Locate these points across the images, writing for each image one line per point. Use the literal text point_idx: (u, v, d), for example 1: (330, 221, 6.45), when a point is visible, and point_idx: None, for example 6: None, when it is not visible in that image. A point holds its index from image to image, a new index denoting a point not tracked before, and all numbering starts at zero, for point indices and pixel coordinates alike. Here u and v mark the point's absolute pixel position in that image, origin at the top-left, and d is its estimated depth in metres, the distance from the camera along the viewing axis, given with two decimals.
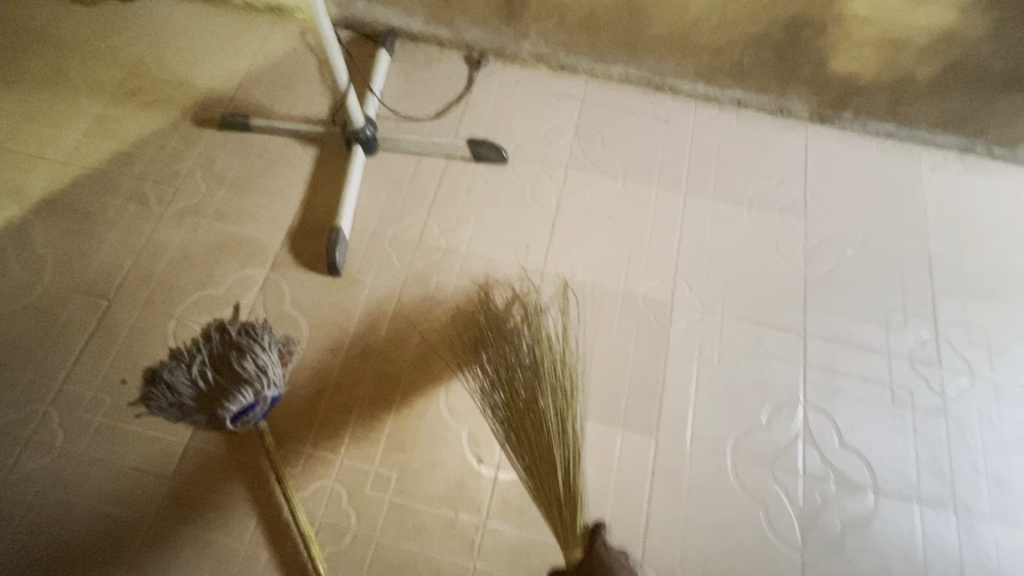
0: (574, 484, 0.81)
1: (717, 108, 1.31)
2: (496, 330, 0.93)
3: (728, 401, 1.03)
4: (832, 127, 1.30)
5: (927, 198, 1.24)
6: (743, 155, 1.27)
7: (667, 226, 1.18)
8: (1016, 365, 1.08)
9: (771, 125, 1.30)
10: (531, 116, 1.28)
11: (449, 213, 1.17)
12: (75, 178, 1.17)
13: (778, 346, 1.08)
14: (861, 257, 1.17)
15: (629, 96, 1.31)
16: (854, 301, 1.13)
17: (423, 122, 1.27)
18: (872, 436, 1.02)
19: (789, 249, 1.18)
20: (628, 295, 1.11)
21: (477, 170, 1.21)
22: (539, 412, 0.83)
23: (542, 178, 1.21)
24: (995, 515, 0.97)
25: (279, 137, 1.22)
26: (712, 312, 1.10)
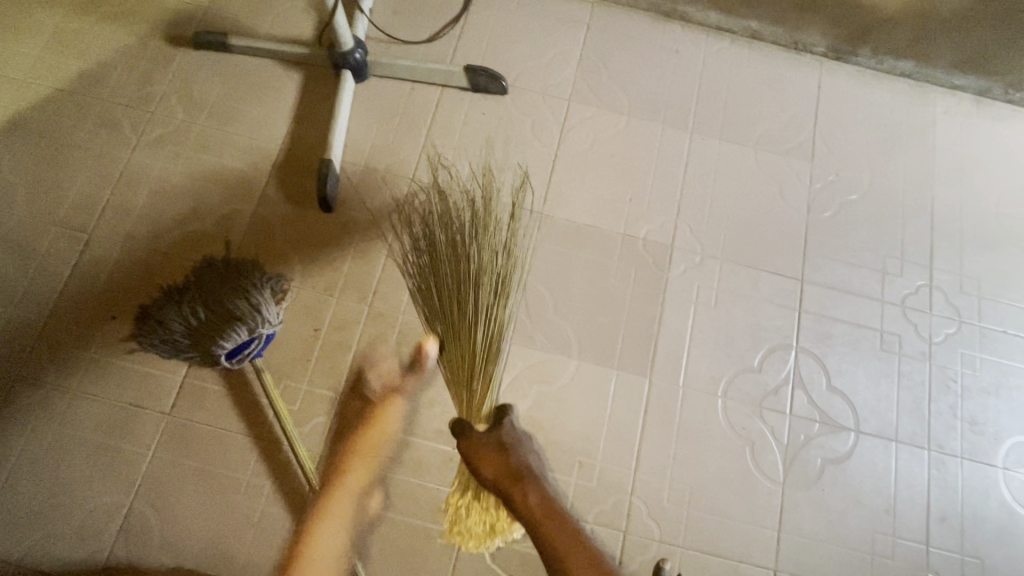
0: (491, 359, 0.87)
1: (729, 40, 1.24)
2: (444, 225, 0.93)
3: (723, 344, 1.04)
4: (847, 64, 1.24)
5: (937, 142, 1.20)
6: (754, 92, 1.21)
7: (671, 167, 1.14)
8: (1004, 313, 1.10)
9: (784, 60, 1.23)
10: (533, 43, 1.20)
11: (444, 147, 1.11)
12: (40, 100, 1.08)
13: (776, 291, 1.08)
14: (865, 203, 1.15)
15: (637, 24, 1.23)
16: (854, 247, 1.12)
17: (417, 46, 1.17)
18: (858, 380, 1.05)
19: (793, 193, 1.15)
20: (628, 237, 1.09)
21: (475, 100, 1.14)
22: (469, 290, 0.87)
23: (543, 112, 1.15)
24: (965, 453, 1.02)
25: (261, 60, 1.13)
26: (712, 256, 1.09)
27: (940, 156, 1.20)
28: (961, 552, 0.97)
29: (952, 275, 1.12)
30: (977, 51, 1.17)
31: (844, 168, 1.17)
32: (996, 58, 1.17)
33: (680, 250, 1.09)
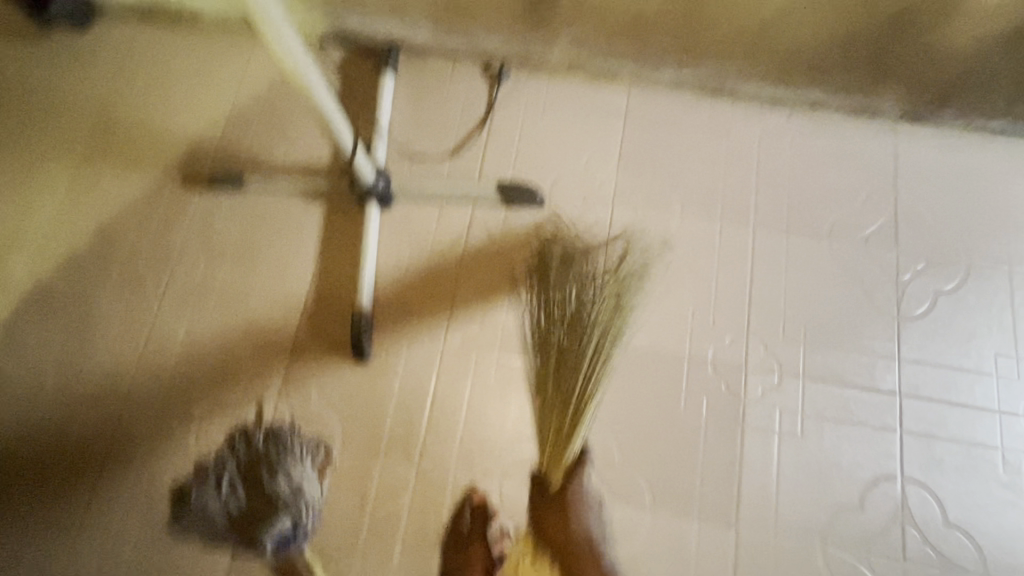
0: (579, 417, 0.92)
1: (786, 113, 1.09)
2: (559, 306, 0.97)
3: (815, 478, 0.93)
4: (928, 125, 1.08)
5: None
6: (821, 169, 1.07)
7: (736, 270, 1.02)
8: None
9: (854, 128, 1.09)
10: (567, 141, 1.09)
11: (482, 274, 1.02)
12: (63, 264, 1.05)
13: (869, 408, 0.96)
14: (966, 291, 1.01)
15: (681, 105, 1.10)
16: (958, 348, 0.98)
17: (442, 159, 1.08)
18: (978, 509, 0.91)
19: (878, 287, 1.01)
20: (695, 360, 0.98)
21: (509, 218, 1.05)
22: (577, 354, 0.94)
23: (586, 222, 1.05)
24: None
25: (280, 194, 1.06)
26: (792, 372, 0.97)
27: None
28: None
29: None
30: None
31: (937, 250, 1.03)
32: None
33: (754, 370, 0.97)
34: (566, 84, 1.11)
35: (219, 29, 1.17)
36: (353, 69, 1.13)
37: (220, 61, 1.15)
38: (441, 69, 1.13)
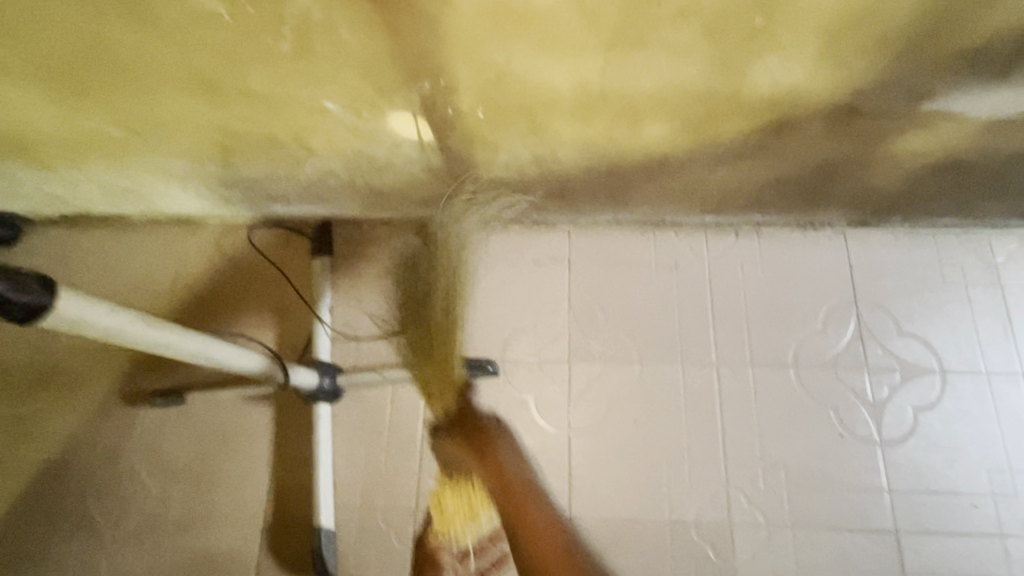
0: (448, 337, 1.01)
1: (732, 235, 1.07)
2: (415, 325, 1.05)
3: None
4: (876, 228, 1.06)
5: (1008, 301, 1.02)
6: (776, 291, 1.04)
7: (705, 417, 0.98)
8: None
9: (801, 245, 1.06)
10: (514, 299, 1.06)
11: (444, 461, 0.98)
12: (8, 512, 1.00)
13: (867, 555, 0.90)
14: (943, 406, 0.97)
15: (625, 243, 1.08)
16: (947, 469, 0.94)
17: (388, 338, 1.06)
18: None
19: (853, 416, 0.97)
20: (677, 526, 0.93)
21: (464, 393, 1.01)
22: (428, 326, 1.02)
23: (544, 385, 1.01)
24: None
25: (227, 403, 1.02)
26: (780, 525, 0.92)
27: (1018, 319, 1.01)
28: None
29: None
30: None
31: (907, 364, 0.99)
32: None
33: (740, 528, 0.92)
34: (506, 237, 1.10)
35: (146, 227, 1.13)
36: (291, 253, 1.10)
37: (150, 262, 1.11)
38: (380, 239, 1.11)
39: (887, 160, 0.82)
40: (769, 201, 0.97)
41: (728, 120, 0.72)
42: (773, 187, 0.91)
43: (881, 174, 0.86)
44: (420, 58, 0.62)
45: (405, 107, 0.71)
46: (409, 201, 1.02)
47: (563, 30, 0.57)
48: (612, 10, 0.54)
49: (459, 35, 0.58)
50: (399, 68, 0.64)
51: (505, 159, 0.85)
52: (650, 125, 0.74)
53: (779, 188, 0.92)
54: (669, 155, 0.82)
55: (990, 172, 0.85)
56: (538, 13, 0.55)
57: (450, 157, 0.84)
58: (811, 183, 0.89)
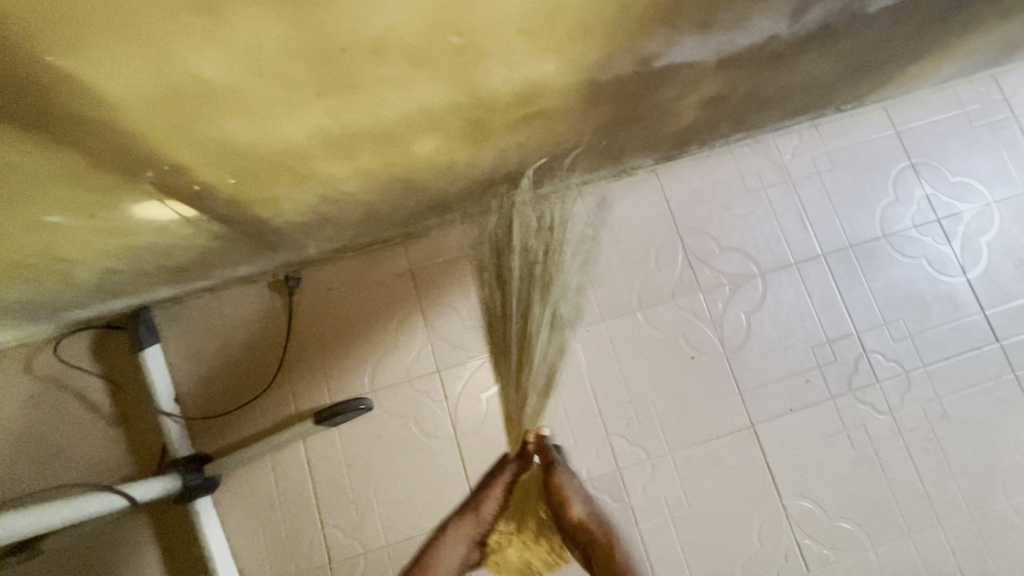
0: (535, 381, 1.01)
1: (558, 203, 1.11)
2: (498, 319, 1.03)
3: (713, 538, 0.99)
4: (680, 161, 1.13)
5: (803, 195, 1.14)
6: (610, 244, 1.10)
7: (576, 381, 1.04)
8: (939, 340, 1.08)
9: (621, 193, 1.12)
10: (368, 328, 1.05)
11: (344, 506, 0.98)
12: None
13: (736, 453, 1.02)
14: (770, 304, 1.08)
15: (463, 239, 1.09)
16: (782, 356, 1.06)
17: (251, 407, 1.00)
18: (849, 491, 1.02)
19: (700, 337, 1.06)
20: (574, 487, 0.99)
21: (346, 435, 1.00)
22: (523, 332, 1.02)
23: (420, 401, 1.02)
24: (970, 501, 1.02)
25: (96, 531, 0.95)
26: (661, 454, 1.01)
27: (812, 207, 1.13)
28: None
29: (877, 329, 1.08)
30: (799, 106, 1.05)
31: (734, 275, 1.09)
32: (820, 103, 1.07)
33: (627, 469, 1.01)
34: (343, 268, 1.07)
35: None
36: (112, 353, 1.00)
37: None
38: (210, 307, 1.04)
39: (653, 112, 0.86)
40: (577, 167, 1.00)
41: (490, 120, 0.72)
42: (569, 158, 0.93)
43: (657, 122, 0.90)
44: (123, 154, 0.56)
45: (144, 196, 0.64)
46: (221, 265, 0.95)
47: (262, 97, 0.53)
48: (300, 70, 0.51)
49: (153, 126, 0.53)
50: (107, 168, 0.57)
51: (293, 206, 0.80)
52: (418, 144, 0.72)
53: (577, 156, 0.94)
54: (456, 161, 0.81)
55: (745, 98, 0.92)
56: (222, 89, 0.51)
57: (232, 221, 0.79)
58: (603, 143, 0.92)
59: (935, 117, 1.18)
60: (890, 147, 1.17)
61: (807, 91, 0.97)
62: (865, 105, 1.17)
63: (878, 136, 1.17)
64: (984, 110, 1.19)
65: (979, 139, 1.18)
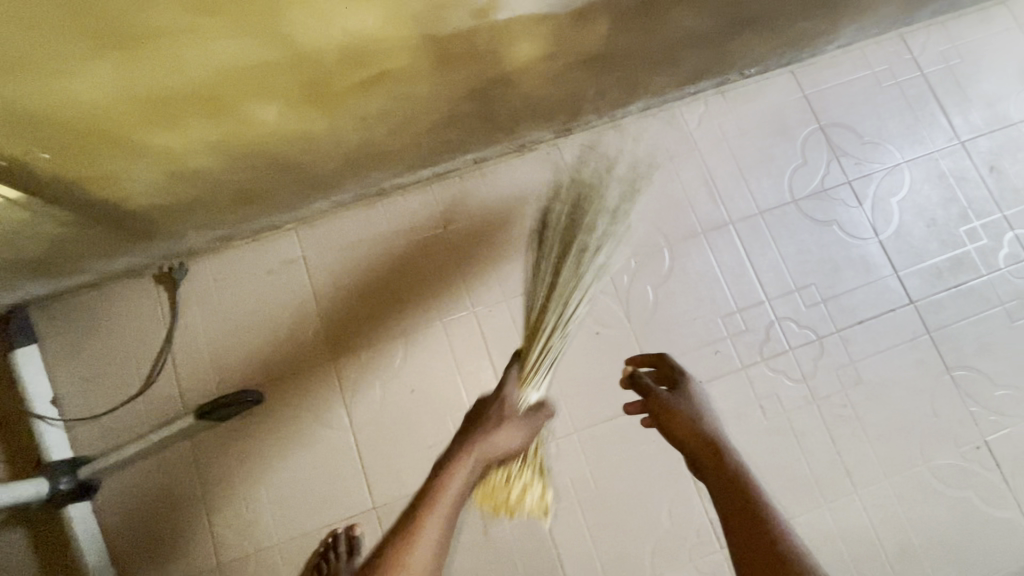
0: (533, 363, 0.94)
1: (457, 181, 1.07)
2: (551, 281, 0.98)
3: (621, 518, 0.95)
4: (583, 133, 1.10)
5: (710, 163, 1.10)
6: (512, 221, 1.06)
7: (477, 364, 1.00)
8: (851, 305, 1.06)
9: (521, 168, 1.08)
10: (259, 319, 1.00)
11: (233, 504, 0.93)
12: None
13: (644, 430, 0.98)
14: (676, 275, 1.05)
15: (357, 223, 1.04)
16: (692, 328, 1.03)
17: (134, 406, 0.96)
18: (762, 463, 0.98)
19: (606, 312, 1.03)
20: None
21: (235, 430, 0.96)
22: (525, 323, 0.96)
23: (314, 392, 0.98)
24: (887, 468, 0.99)
25: None
26: (566, 435, 0.98)
27: (719, 175, 1.10)
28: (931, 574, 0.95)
29: (788, 296, 1.05)
30: (694, 70, 1.02)
31: (640, 247, 1.06)
32: (717, 66, 1.04)
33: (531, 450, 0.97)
34: (231, 258, 1.02)
35: None
36: None
37: None
38: (89, 304, 0.99)
39: (522, 77, 0.83)
40: (463, 141, 0.97)
41: (329, 83, 0.68)
42: (446, 131, 0.89)
43: (533, 88, 0.87)
44: None
45: None
46: (87, 256, 0.90)
47: (27, 49, 0.50)
48: (57, 17, 0.48)
49: None
50: None
51: (137, 184, 0.75)
52: (254, 112, 0.68)
53: (457, 128, 0.91)
54: (312, 134, 0.77)
55: (625, 60, 0.89)
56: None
57: (71, 203, 0.74)
58: (480, 112, 0.88)
59: (844, 80, 1.15)
60: (799, 111, 1.13)
61: (693, 51, 0.94)
62: (771, 70, 1.14)
63: (786, 101, 1.14)
64: (891, 71, 1.16)
65: (889, 100, 1.15)
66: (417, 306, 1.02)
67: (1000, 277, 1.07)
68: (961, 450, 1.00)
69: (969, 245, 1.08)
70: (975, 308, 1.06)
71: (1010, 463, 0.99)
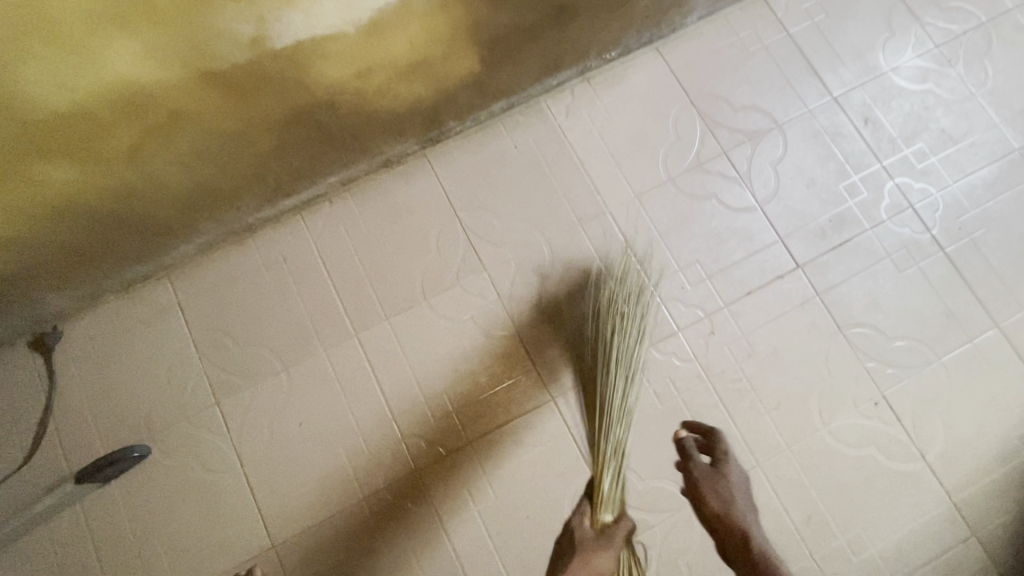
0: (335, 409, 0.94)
1: (326, 205, 1.05)
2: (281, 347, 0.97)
3: (524, 522, 0.94)
4: (450, 140, 1.08)
5: (581, 153, 1.09)
6: (385, 238, 1.04)
7: (364, 389, 0.98)
8: (738, 277, 1.04)
9: (391, 183, 1.06)
10: (137, 373, 0.98)
11: (129, 562, 0.92)
12: None
13: (538, 431, 0.97)
14: (556, 270, 1.03)
15: (227, 261, 1.02)
16: (577, 322, 1.01)
17: (17, 477, 0.94)
18: (661, 449, 0.97)
19: (490, 318, 1.01)
20: (372, 496, 0.94)
21: (123, 487, 0.94)
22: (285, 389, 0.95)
23: (201, 438, 0.96)
24: (786, 435, 0.98)
25: None
26: (460, 447, 0.96)
27: (593, 164, 1.08)
28: (840, 535, 0.94)
29: (672, 277, 1.04)
30: (542, 62, 1.01)
31: (518, 246, 1.04)
32: (566, 54, 1.03)
33: (394, 504, 0.94)
34: (103, 313, 1.00)
35: None
36: None
37: None
38: None
39: (346, 97, 0.82)
40: (316, 166, 0.95)
41: (112, 134, 0.67)
42: (284, 158, 0.88)
43: (363, 105, 0.86)
44: None
45: None
46: None
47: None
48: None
49: None
50: None
51: None
52: (40, 173, 0.67)
53: (297, 155, 0.89)
54: (131, 184, 0.76)
55: (454, 62, 0.88)
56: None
57: None
58: (316, 137, 0.87)
59: (709, 50, 1.14)
60: (667, 88, 1.12)
61: (528, 43, 0.94)
62: (634, 50, 1.13)
63: (653, 79, 1.12)
64: (757, 34, 1.15)
65: (757, 64, 1.13)
66: (296, 336, 1.00)
67: (882, 229, 1.06)
68: (859, 408, 0.99)
69: (850, 200, 1.07)
70: (861, 264, 1.04)
71: (909, 415, 0.98)
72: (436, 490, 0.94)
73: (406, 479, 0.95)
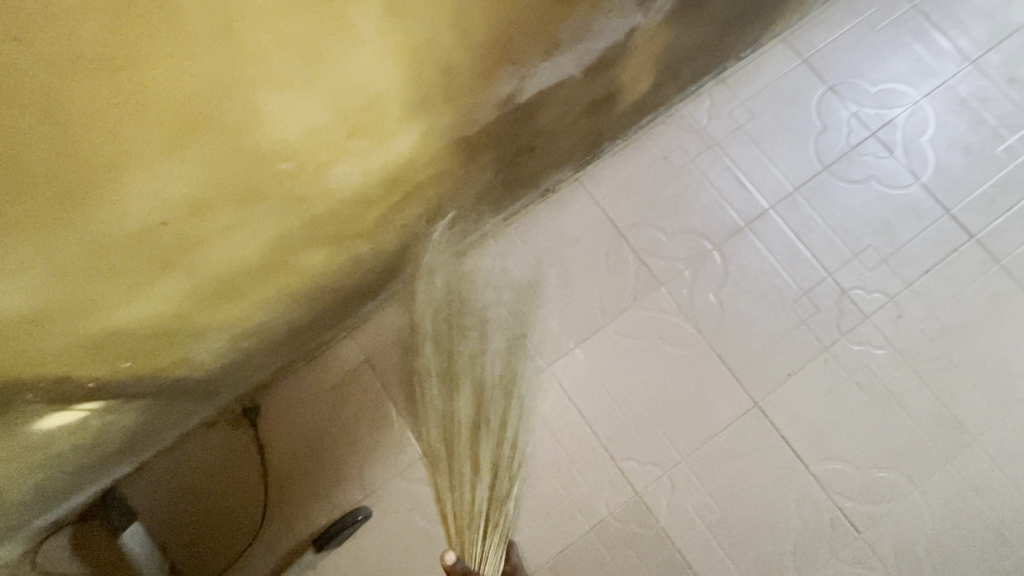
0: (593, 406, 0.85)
1: (491, 244, 1.05)
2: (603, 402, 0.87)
3: (752, 530, 0.94)
4: (599, 161, 1.09)
5: (732, 154, 1.09)
6: (556, 268, 1.04)
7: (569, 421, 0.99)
8: (912, 254, 1.03)
9: (551, 212, 1.07)
10: (342, 435, 0.99)
11: None
12: None
13: (747, 435, 0.97)
14: (731, 273, 1.03)
15: (408, 313, 1.03)
16: (762, 323, 1.01)
17: (251, 552, 0.95)
18: (872, 438, 0.96)
19: (677, 331, 1.01)
20: (597, 524, 0.95)
21: (355, 549, 0.95)
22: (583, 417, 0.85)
23: (420, 490, 0.97)
24: (995, 406, 0.97)
25: None
26: (675, 464, 0.96)
27: (745, 163, 1.08)
28: None
29: (848, 265, 1.03)
30: (693, 71, 1.01)
31: (688, 257, 1.04)
32: (712, 60, 1.03)
33: (622, 530, 0.94)
34: (299, 380, 1.01)
35: None
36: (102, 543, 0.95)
37: None
38: (179, 465, 0.98)
39: (543, 137, 0.83)
40: (493, 207, 0.96)
41: (372, 211, 0.71)
42: (478, 205, 0.89)
43: (553, 141, 0.87)
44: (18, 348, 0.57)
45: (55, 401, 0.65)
46: (172, 423, 0.90)
47: (106, 261, 0.56)
48: (124, 214, 0.54)
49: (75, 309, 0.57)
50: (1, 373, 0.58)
51: (207, 353, 0.76)
52: (308, 260, 0.71)
53: (487, 199, 0.90)
54: (359, 255, 0.78)
55: (633, 85, 0.89)
56: (34, 238, 0.51)
57: (155, 393, 0.76)
58: (507, 180, 0.88)
59: (838, 33, 1.13)
60: (803, 77, 1.11)
61: (691, 55, 0.94)
62: (764, 44, 1.12)
63: (787, 70, 1.12)
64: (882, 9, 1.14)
65: (889, 39, 1.13)
66: (489, 376, 1.00)
67: None
68: None
69: (1010, 162, 1.06)
70: None
71: None
72: (661, 509, 0.95)
73: (629, 502, 0.95)
